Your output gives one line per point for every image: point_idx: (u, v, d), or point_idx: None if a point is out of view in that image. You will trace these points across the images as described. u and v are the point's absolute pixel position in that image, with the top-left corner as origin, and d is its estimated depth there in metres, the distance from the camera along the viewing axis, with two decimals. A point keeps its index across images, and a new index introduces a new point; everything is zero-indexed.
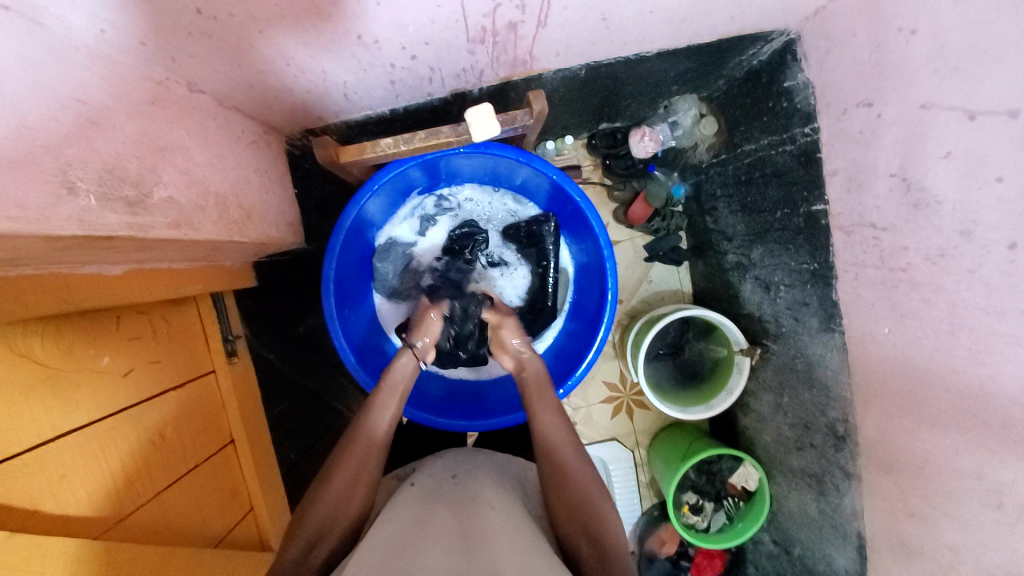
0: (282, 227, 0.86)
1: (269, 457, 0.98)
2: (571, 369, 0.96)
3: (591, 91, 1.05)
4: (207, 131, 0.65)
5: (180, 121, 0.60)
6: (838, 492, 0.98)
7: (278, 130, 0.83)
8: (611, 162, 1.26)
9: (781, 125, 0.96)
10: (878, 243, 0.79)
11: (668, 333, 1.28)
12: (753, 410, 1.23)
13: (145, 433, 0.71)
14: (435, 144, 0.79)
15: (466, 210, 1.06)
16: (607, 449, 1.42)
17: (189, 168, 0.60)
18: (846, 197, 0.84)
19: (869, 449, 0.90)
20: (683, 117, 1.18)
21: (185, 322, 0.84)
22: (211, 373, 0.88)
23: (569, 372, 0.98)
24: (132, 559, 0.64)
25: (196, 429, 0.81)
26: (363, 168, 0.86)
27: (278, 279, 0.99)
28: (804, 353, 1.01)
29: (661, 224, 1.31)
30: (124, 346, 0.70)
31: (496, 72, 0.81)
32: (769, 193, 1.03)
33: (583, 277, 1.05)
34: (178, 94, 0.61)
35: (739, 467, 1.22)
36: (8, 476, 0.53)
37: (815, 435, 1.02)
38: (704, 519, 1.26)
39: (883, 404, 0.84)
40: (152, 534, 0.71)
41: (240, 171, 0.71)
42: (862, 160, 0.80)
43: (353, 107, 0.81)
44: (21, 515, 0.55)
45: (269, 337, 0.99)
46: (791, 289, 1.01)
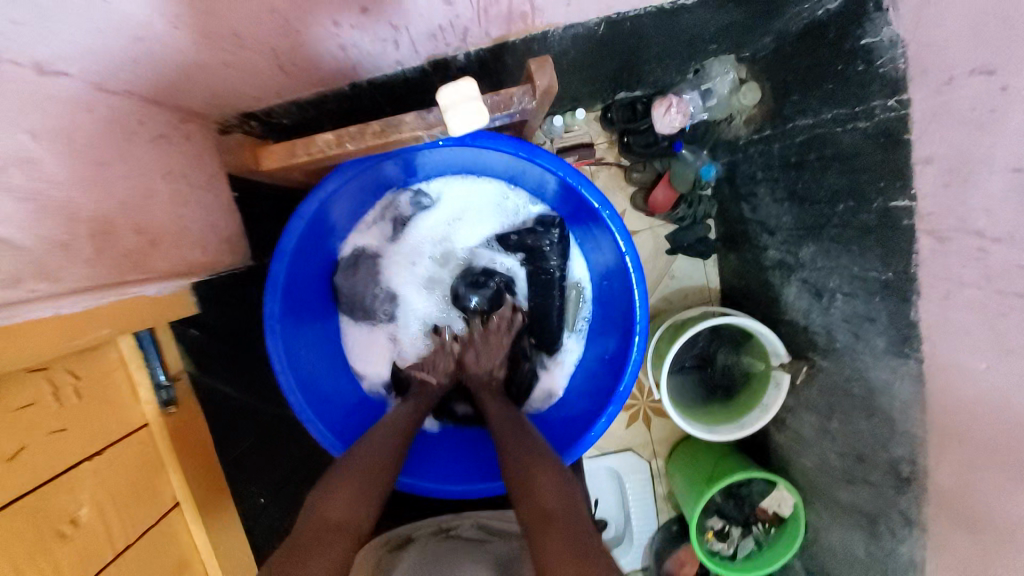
0: (210, 237, 0.70)
1: (230, 520, 0.82)
2: (594, 409, 0.82)
3: (609, 54, 0.84)
4: (75, 130, 0.48)
5: (18, 119, 0.42)
6: (893, 537, 0.84)
7: (203, 117, 0.65)
8: (630, 139, 1.06)
9: (853, 96, 0.75)
10: (984, 257, 0.61)
11: (696, 344, 1.11)
12: (789, 427, 1.07)
13: (51, 524, 0.55)
14: (394, 140, 0.61)
15: (450, 211, 0.91)
16: (620, 459, 1.30)
17: (33, 187, 0.44)
18: (940, 194, 0.65)
19: (943, 499, 0.75)
20: (719, 84, 0.97)
21: (101, 369, 0.65)
22: (144, 428, 0.71)
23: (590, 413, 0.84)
24: None
25: (128, 501, 0.65)
26: (302, 172, 0.69)
27: (227, 296, 0.81)
28: (863, 376, 0.84)
29: (685, 213, 1.12)
30: (10, 419, 0.52)
31: (487, 29, 0.62)
32: (828, 181, 0.84)
33: (602, 287, 0.90)
34: (18, 79, 0.42)
35: (772, 490, 1.08)
36: None
37: (872, 470, 0.86)
38: (730, 546, 1.13)
39: (967, 450, 0.69)
40: None
41: (136, 179, 0.55)
42: (969, 146, 0.61)
43: (296, 83, 0.63)
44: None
45: (223, 368, 0.83)
46: (851, 299, 0.84)
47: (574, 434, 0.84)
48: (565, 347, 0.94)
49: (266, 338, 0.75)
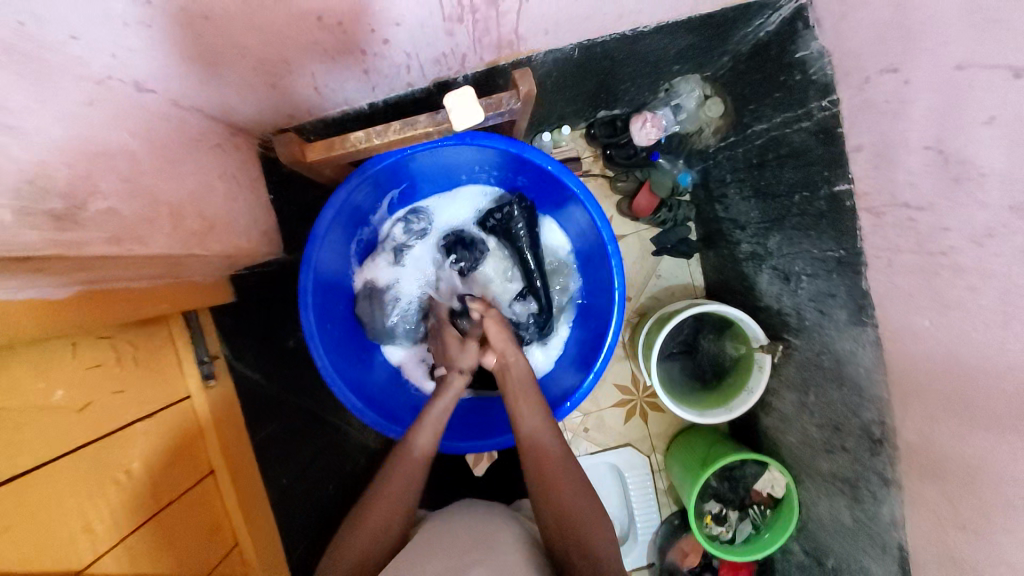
0: (255, 234, 0.80)
1: (257, 499, 0.89)
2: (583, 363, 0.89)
3: (586, 74, 0.98)
4: (159, 135, 0.59)
5: (123, 123, 0.53)
6: (875, 499, 0.91)
7: (246, 130, 0.77)
8: (612, 152, 1.18)
9: (795, 101, 0.88)
10: (912, 226, 0.71)
11: (681, 331, 1.21)
12: (775, 409, 1.15)
13: (107, 472, 0.63)
14: (412, 136, 0.73)
15: (438, 221, 0.97)
16: (619, 456, 1.34)
17: (132, 173, 0.54)
18: (872, 175, 0.76)
19: (910, 454, 0.81)
20: (686, 100, 1.10)
21: (154, 344, 0.75)
22: (186, 399, 0.80)
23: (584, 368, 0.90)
24: None
25: (168, 462, 0.73)
26: (336, 167, 0.80)
27: (257, 292, 0.93)
28: (832, 348, 0.93)
29: (667, 216, 1.23)
30: (82, 377, 0.61)
31: (480, 56, 0.75)
32: (786, 176, 0.94)
33: (585, 253, 0.96)
34: (122, 94, 0.54)
35: (764, 472, 1.14)
36: None
37: (847, 437, 0.94)
38: (729, 529, 1.19)
39: (925, 403, 0.76)
40: None
41: (200, 176, 0.66)
42: (889, 132, 0.72)
43: (327, 103, 0.75)
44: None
45: (254, 357, 0.92)
46: (813, 279, 0.93)
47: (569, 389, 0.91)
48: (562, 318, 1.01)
49: (318, 365, 0.80)
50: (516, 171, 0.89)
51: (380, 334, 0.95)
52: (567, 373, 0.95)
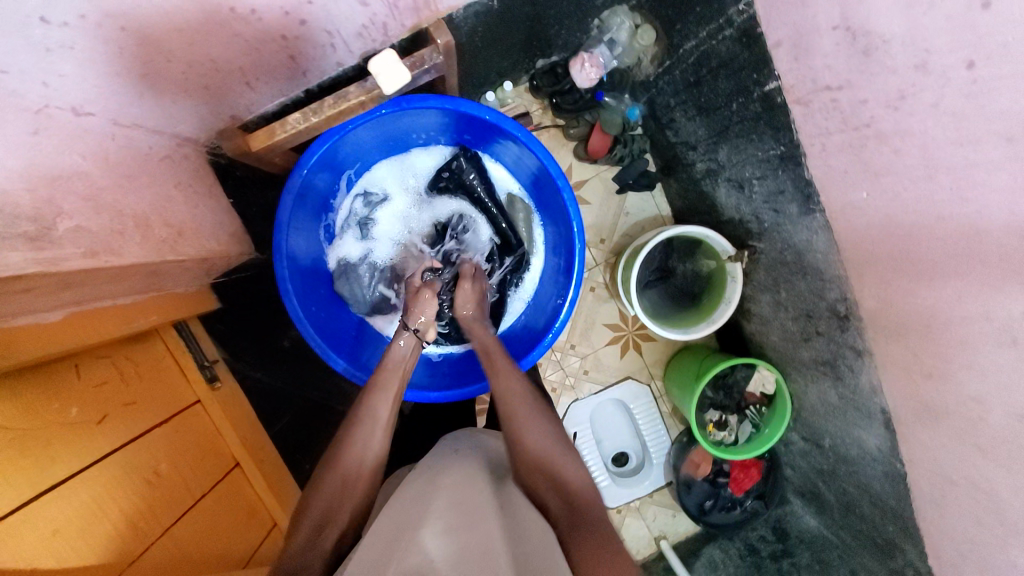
0: (224, 237, 0.84)
1: (284, 473, 0.97)
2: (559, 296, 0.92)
3: (512, 25, 0.99)
4: (109, 153, 0.61)
5: (73, 146, 0.56)
6: (853, 372, 0.97)
7: (193, 141, 0.79)
8: (559, 100, 1.21)
9: (715, 12, 0.91)
10: (837, 106, 0.75)
11: (654, 259, 1.25)
12: (755, 313, 1.21)
13: (138, 473, 0.67)
14: (347, 109, 0.76)
15: (395, 190, 0.99)
16: (624, 388, 1.41)
17: (93, 193, 0.57)
18: (794, 67, 0.80)
19: (875, 322, 0.87)
20: (619, 33, 1.11)
21: (153, 358, 0.80)
22: (197, 404, 0.85)
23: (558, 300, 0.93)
24: None
25: (194, 460, 0.78)
26: (282, 153, 0.82)
27: (242, 296, 0.96)
28: (791, 242, 0.98)
29: (623, 152, 1.26)
30: (93, 394, 0.65)
31: (401, 20, 0.76)
32: (721, 87, 0.97)
33: (539, 193, 0.98)
34: (64, 120, 0.55)
35: (754, 373, 1.21)
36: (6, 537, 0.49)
37: (819, 321, 1.00)
38: (731, 433, 1.27)
39: (877, 271, 0.82)
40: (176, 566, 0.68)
41: (158, 189, 0.69)
42: (801, 22, 0.75)
43: (263, 96, 0.77)
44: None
45: (254, 357, 0.98)
46: (763, 181, 0.97)
47: (550, 320, 0.94)
48: (533, 260, 1.03)
49: (313, 345, 0.84)
50: (456, 124, 0.91)
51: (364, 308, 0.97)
52: (545, 309, 0.97)
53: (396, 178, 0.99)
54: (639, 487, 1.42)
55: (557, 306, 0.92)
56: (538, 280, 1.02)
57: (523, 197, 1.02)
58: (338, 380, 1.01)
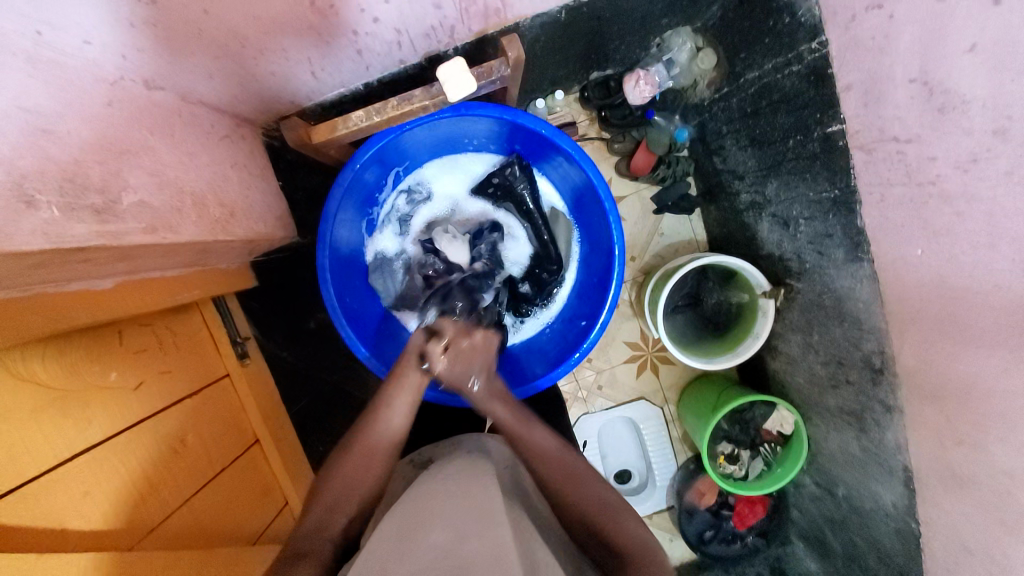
0: (271, 221, 0.85)
1: (297, 456, 0.98)
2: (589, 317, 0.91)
3: (576, 36, 0.98)
4: (174, 130, 0.62)
5: (141, 121, 0.57)
6: (879, 427, 0.95)
7: (250, 121, 0.80)
8: (607, 113, 1.19)
9: (784, 45, 0.89)
10: (902, 158, 0.73)
11: (686, 285, 1.24)
12: (781, 352, 1.19)
13: (165, 441, 0.69)
14: (409, 110, 0.78)
15: (440, 191, 1.00)
16: (635, 409, 1.40)
17: (158, 169, 0.58)
18: (863, 113, 0.77)
19: (910, 380, 0.85)
20: (679, 54, 1.09)
21: (191, 329, 0.81)
22: (227, 377, 0.86)
23: (587, 321, 0.93)
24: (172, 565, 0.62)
25: (217, 433, 0.80)
26: (340, 147, 0.83)
27: (277, 277, 0.98)
28: (832, 287, 0.96)
29: (666, 172, 1.24)
30: (132, 360, 0.67)
31: (468, 25, 0.76)
32: (779, 122, 0.95)
33: (581, 211, 0.97)
34: (135, 93, 0.57)
35: (774, 411, 1.19)
36: (28, 499, 0.50)
37: (851, 371, 0.97)
38: (741, 468, 1.25)
39: (921, 330, 0.79)
40: (189, 537, 0.69)
41: (216, 168, 0.70)
42: (876, 68, 0.73)
43: (324, 86, 0.78)
44: (27, 536, 0.49)
45: (280, 336, 0.99)
46: (812, 221, 0.95)
47: (576, 338, 0.93)
48: (567, 277, 1.02)
49: (342, 333, 0.84)
50: (508, 135, 0.91)
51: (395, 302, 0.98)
52: (573, 327, 0.97)
53: (440, 181, 1.00)
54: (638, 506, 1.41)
55: (582, 334, 0.92)
56: (568, 296, 1.02)
57: (566, 213, 1.01)
58: (360, 368, 1.02)
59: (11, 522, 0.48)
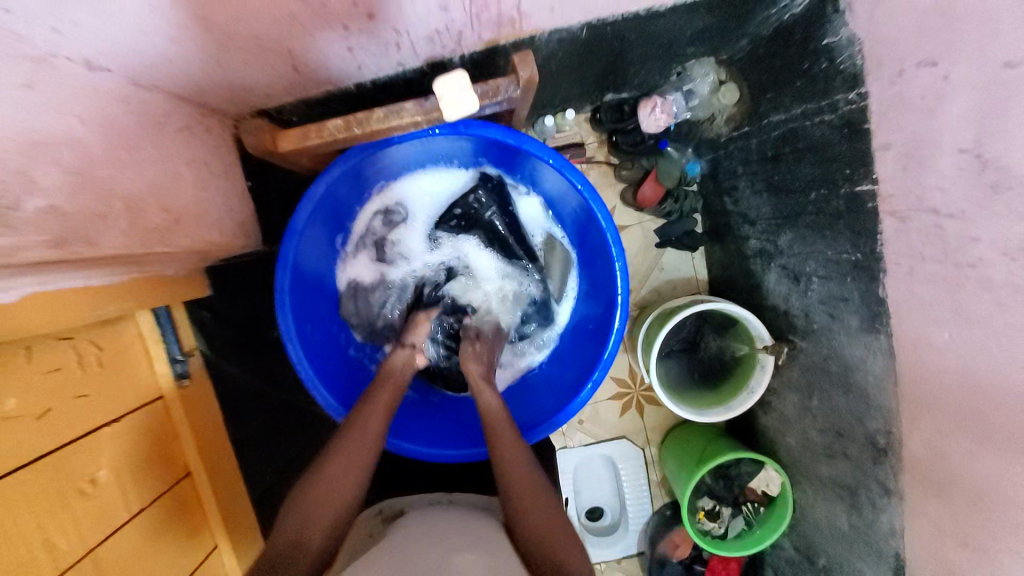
0: (230, 227, 0.76)
1: (252, 534, 0.89)
2: (582, 373, 0.83)
3: (594, 54, 0.88)
4: (112, 118, 0.53)
5: (70, 106, 0.47)
6: (874, 507, 0.88)
7: (220, 112, 0.71)
8: (617, 138, 1.11)
9: (818, 91, 0.81)
10: (939, 234, 0.66)
11: (684, 328, 1.17)
12: (775, 408, 1.13)
13: (71, 480, 0.59)
14: (398, 125, 0.67)
15: (420, 212, 0.91)
16: (615, 448, 1.33)
17: (82, 166, 0.49)
18: (899, 177, 0.70)
19: (915, 467, 0.78)
20: (700, 85, 1.03)
21: (120, 343, 0.71)
22: (160, 400, 0.76)
23: (584, 369, 0.85)
24: None
25: (139, 467, 0.70)
26: (314, 157, 0.75)
27: (239, 283, 0.88)
28: (839, 354, 0.89)
29: (672, 207, 1.17)
30: (38, 383, 0.57)
31: (479, 33, 0.68)
32: (802, 172, 0.88)
33: (581, 242, 0.89)
34: (69, 72, 0.48)
35: (760, 471, 1.13)
36: None
37: (850, 445, 0.90)
38: (721, 525, 1.19)
39: (936, 420, 0.72)
40: None
41: (165, 163, 0.61)
42: (921, 132, 0.66)
43: (308, 82, 0.69)
44: None
45: (234, 349, 0.89)
46: (825, 281, 0.89)
47: (571, 388, 0.85)
48: (562, 309, 0.94)
49: (287, 349, 0.76)
50: (498, 154, 0.82)
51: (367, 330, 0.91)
52: (568, 369, 0.89)
53: (424, 200, 0.90)
54: (608, 550, 1.35)
55: (575, 386, 0.84)
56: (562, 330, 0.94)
57: (563, 240, 0.93)
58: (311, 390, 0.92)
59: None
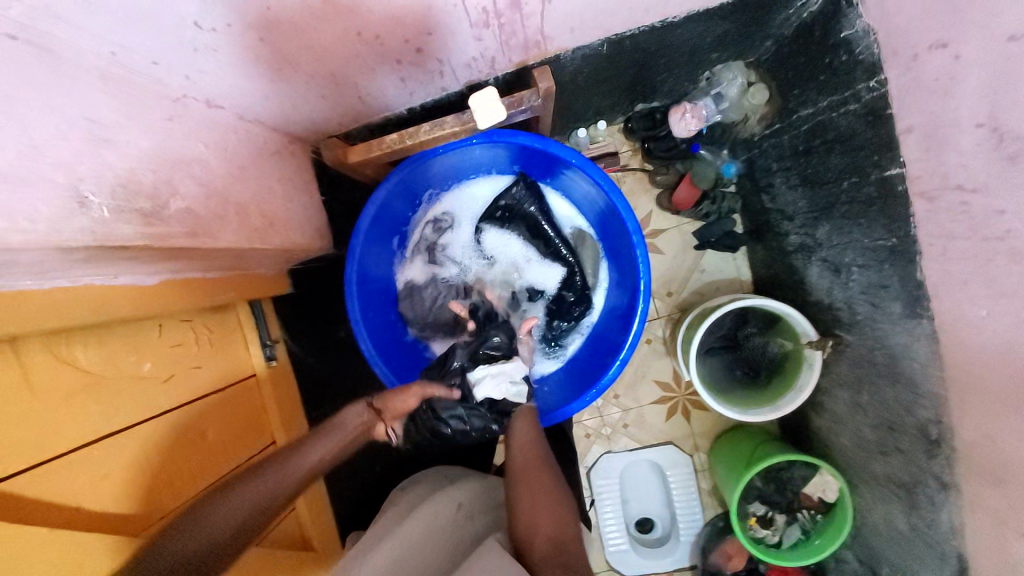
0: (309, 232, 0.90)
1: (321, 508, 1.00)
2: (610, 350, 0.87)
3: (618, 67, 0.96)
4: (227, 143, 0.68)
5: (197, 135, 0.63)
6: (932, 506, 0.83)
7: (302, 139, 0.87)
8: (651, 145, 1.17)
9: (841, 83, 0.84)
10: (967, 210, 0.66)
11: (723, 325, 1.18)
12: (827, 410, 1.10)
13: (184, 433, 0.73)
14: (441, 136, 0.79)
15: (463, 217, 1.01)
16: (662, 453, 1.33)
17: (207, 179, 0.63)
18: (925, 158, 0.71)
19: (970, 457, 0.74)
20: (728, 88, 1.06)
21: (225, 328, 0.87)
22: (252, 377, 0.91)
23: (612, 351, 0.89)
24: None
25: (236, 431, 0.84)
26: (376, 166, 0.88)
27: (314, 285, 1.03)
28: (885, 344, 0.87)
29: (711, 208, 1.20)
30: (166, 353, 0.72)
31: (510, 57, 0.79)
32: (833, 163, 0.90)
33: (606, 233, 0.95)
34: (197, 110, 0.63)
35: (814, 475, 1.08)
36: (51, 473, 0.54)
37: (902, 438, 0.87)
38: (775, 533, 1.14)
39: (985, 402, 0.70)
40: None
41: (263, 180, 0.76)
42: (940, 112, 0.67)
43: (371, 110, 0.83)
44: (60, 515, 0.55)
45: (310, 342, 1.04)
46: (864, 270, 0.88)
47: (599, 367, 0.90)
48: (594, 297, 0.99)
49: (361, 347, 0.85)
50: (529, 160, 0.91)
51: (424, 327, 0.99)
52: (601, 353, 0.93)
53: (467, 208, 1.01)
54: (659, 561, 1.32)
55: (603, 367, 0.89)
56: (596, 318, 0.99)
57: (593, 235, 0.99)
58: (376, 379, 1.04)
59: (23, 497, 0.51)
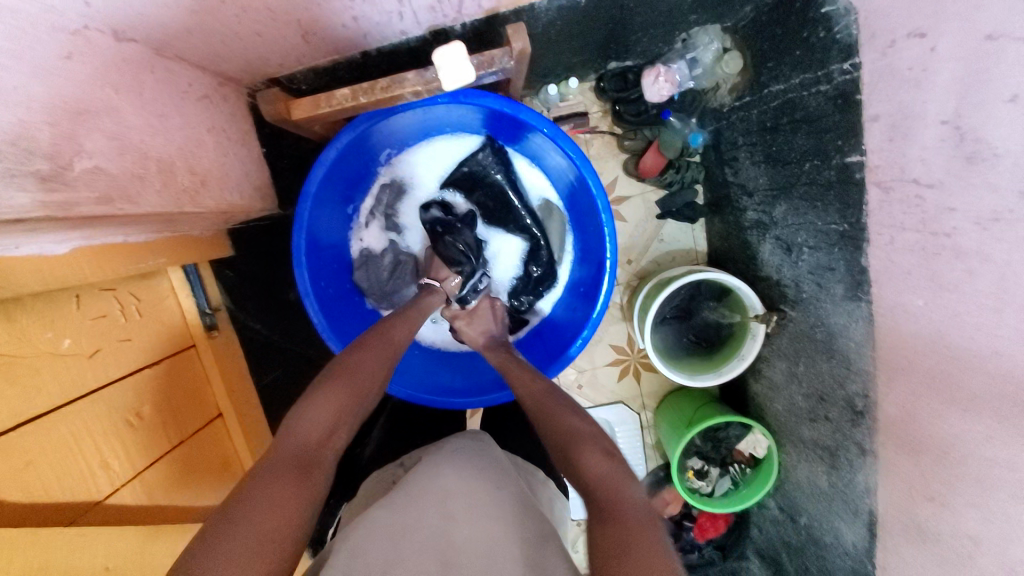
0: (248, 191, 0.82)
1: None
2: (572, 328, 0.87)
3: (594, 23, 0.90)
4: (143, 87, 0.59)
5: (106, 77, 0.54)
6: (851, 467, 0.93)
7: (236, 81, 0.77)
8: (621, 108, 1.13)
9: (816, 61, 0.82)
10: (920, 203, 0.68)
11: (677, 296, 1.21)
12: (765, 376, 1.18)
13: (120, 413, 0.71)
14: (400, 94, 0.73)
15: (425, 182, 0.95)
16: (613, 412, 1.39)
17: (120, 131, 0.55)
18: (886, 147, 0.73)
19: (889, 428, 0.82)
20: (703, 54, 1.03)
21: (156, 297, 0.81)
22: (193, 348, 0.87)
23: (575, 328, 0.89)
24: (107, 541, 0.65)
25: (177, 407, 0.81)
26: (326, 124, 0.80)
27: (257, 245, 0.96)
28: (825, 321, 0.93)
29: (674, 177, 1.19)
30: (89, 327, 0.67)
31: (479, 3, 0.71)
32: (797, 142, 0.90)
33: (573, 206, 0.92)
34: (102, 45, 0.53)
35: (748, 434, 1.18)
36: None
37: (831, 407, 0.95)
38: (708, 484, 1.25)
39: (909, 381, 0.77)
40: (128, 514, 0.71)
41: (189, 132, 0.67)
42: (907, 103, 0.68)
43: (317, 51, 0.73)
44: None
45: (255, 308, 0.98)
46: (815, 251, 0.92)
47: (564, 343, 0.90)
48: (559, 270, 0.98)
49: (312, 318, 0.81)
50: (494, 123, 0.85)
51: (379, 296, 0.94)
52: (561, 330, 0.93)
53: (426, 173, 0.94)
54: None
55: (561, 346, 0.90)
56: (558, 295, 0.98)
57: (561, 206, 0.96)
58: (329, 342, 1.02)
59: None
